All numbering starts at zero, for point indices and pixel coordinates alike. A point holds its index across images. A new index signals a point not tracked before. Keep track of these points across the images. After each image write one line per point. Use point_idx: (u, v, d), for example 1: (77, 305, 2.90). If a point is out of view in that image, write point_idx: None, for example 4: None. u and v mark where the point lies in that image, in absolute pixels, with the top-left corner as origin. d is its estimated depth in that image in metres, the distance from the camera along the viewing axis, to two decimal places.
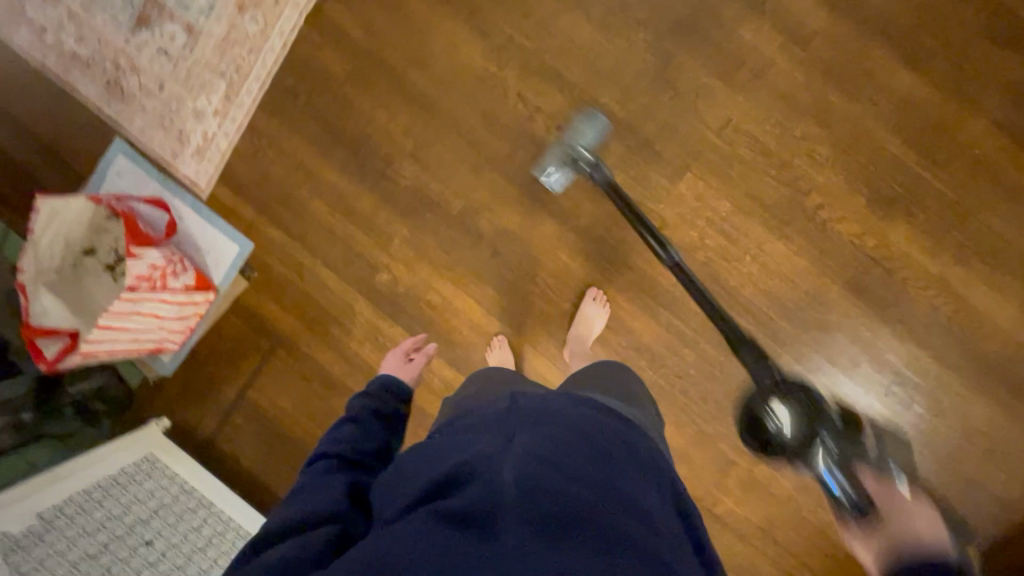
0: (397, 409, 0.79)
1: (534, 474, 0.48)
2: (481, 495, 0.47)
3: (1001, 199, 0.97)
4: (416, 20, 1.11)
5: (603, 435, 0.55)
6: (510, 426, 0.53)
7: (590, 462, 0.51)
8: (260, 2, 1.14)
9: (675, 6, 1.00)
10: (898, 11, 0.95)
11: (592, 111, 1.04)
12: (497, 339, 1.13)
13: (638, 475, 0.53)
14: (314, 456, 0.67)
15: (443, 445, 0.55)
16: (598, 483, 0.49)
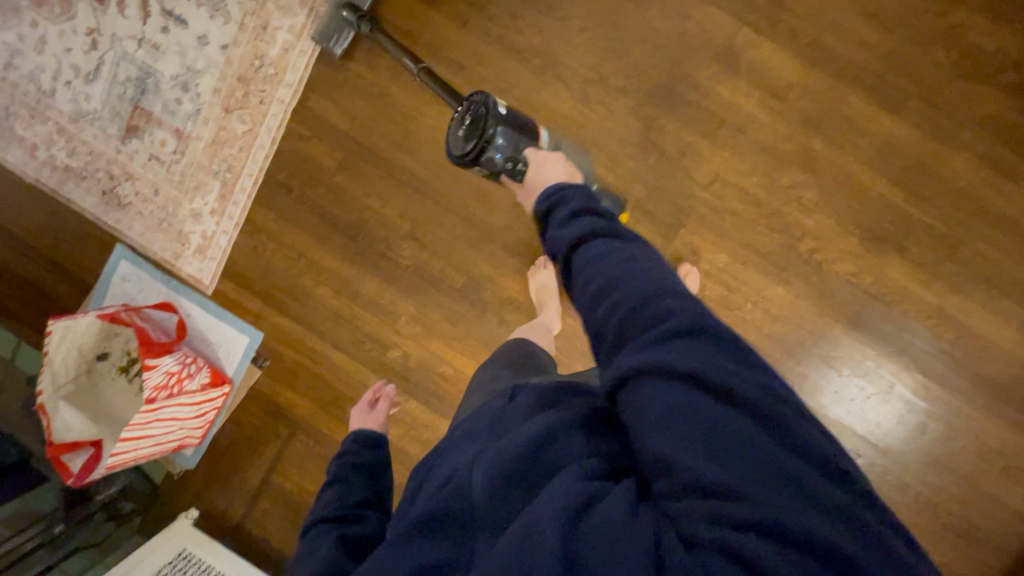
0: (377, 459, 0.80)
1: (487, 464, 0.44)
2: (451, 495, 0.46)
3: (989, 226, 0.99)
4: (399, 106, 1.13)
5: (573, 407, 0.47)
6: (492, 426, 0.51)
7: (548, 435, 0.44)
8: (246, 102, 1.15)
9: (652, 72, 1.02)
10: (868, 56, 0.98)
11: None
12: (542, 259, 1.12)
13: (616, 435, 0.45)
14: (308, 524, 0.70)
15: (441, 453, 0.54)
16: (553, 460, 0.43)
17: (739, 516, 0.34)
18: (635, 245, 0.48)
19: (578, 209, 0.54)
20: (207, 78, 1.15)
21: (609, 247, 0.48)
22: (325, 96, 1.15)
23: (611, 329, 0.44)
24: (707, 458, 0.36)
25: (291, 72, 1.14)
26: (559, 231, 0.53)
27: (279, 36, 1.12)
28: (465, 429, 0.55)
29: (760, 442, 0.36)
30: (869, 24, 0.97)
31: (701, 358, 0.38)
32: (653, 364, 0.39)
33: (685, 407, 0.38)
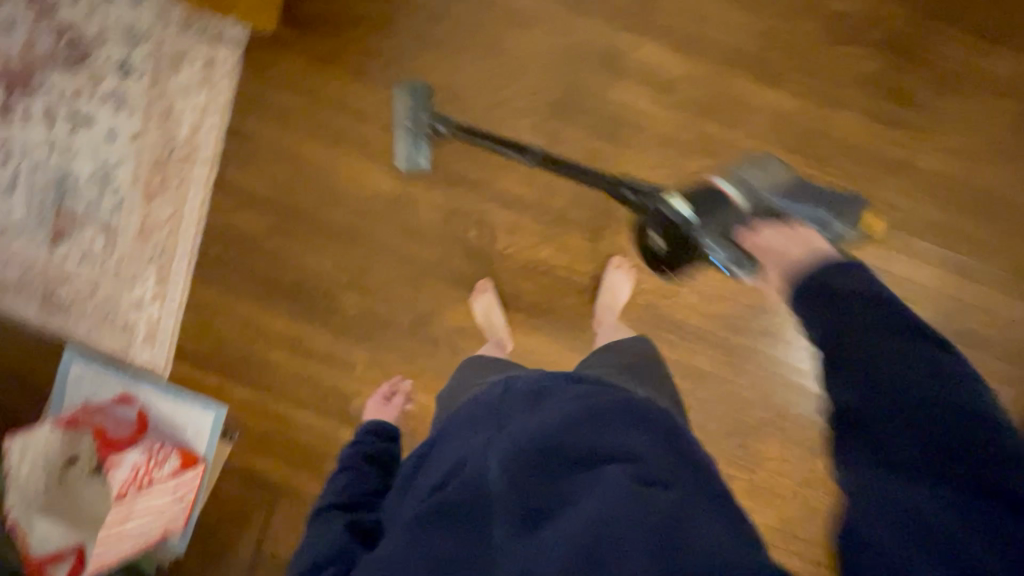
0: (389, 451, 0.83)
1: (517, 458, 0.60)
2: (474, 491, 0.60)
3: (889, 175, 1.04)
4: (311, 161, 1.14)
5: (588, 403, 0.65)
6: (497, 423, 0.68)
7: (581, 431, 0.61)
8: (165, 186, 1.17)
9: (545, 89, 1.06)
10: (743, 39, 1.03)
11: (410, 82, 1.07)
12: (481, 284, 1.12)
13: (636, 432, 0.61)
14: (316, 509, 0.72)
15: (445, 448, 0.70)
16: (580, 449, 0.59)
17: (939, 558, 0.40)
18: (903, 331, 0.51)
19: (845, 287, 0.56)
20: (123, 169, 1.17)
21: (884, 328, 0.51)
22: (238, 165, 1.15)
23: (884, 403, 0.48)
24: (914, 555, 0.41)
25: (203, 149, 1.15)
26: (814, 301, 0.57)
27: (186, 117, 1.14)
28: (464, 424, 0.72)
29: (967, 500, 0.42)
30: (735, 7, 1.03)
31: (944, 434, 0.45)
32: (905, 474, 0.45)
33: (906, 505, 0.43)
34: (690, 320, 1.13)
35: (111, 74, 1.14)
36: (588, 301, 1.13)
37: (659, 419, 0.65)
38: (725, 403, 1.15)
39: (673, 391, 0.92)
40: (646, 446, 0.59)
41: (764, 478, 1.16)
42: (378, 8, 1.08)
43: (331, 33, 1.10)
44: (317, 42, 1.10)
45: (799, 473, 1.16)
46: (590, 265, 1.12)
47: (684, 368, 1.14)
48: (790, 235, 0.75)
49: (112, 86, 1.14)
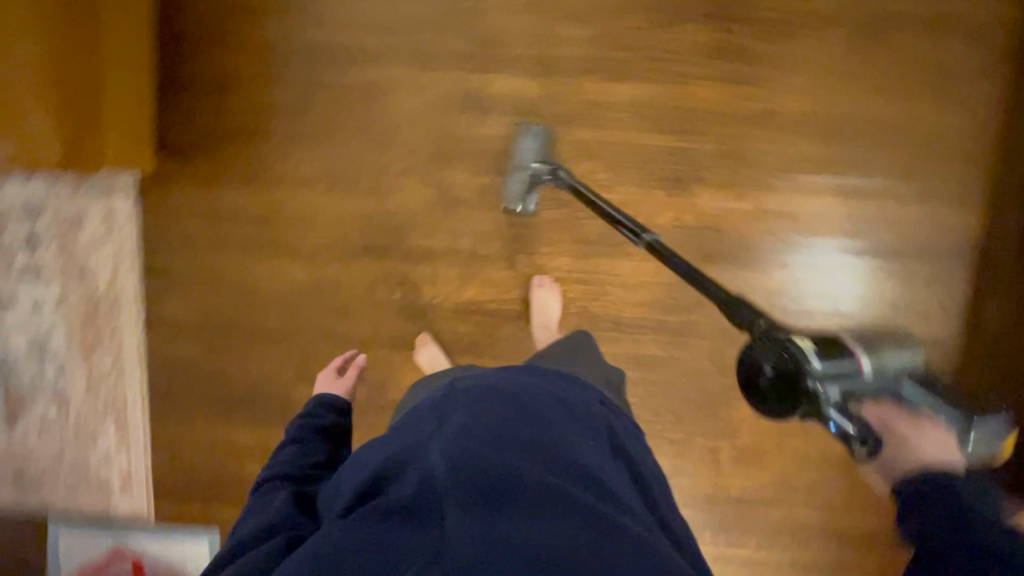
0: (340, 423, 0.87)
1: (468, 453, 0.57)
2: (420, 487, 0.55)
3: (757, 126, 1.09)
4: (230, 274, 1.17)
5: (530, 403, 0.66)
6: (445, 410, 0.64)
7: (533, 433, 0.62)
8: (100, 338, 1.19)
9: (422, 144, 1.12)
10: (584, 46, 1.07)
11: (530, 126, 1.09)
12: (422, 337, 1.15)
13: (583, 443, 0.64)
14: (262, 479, 0.75)
15: (390, 438, 0.64)
16: (532, 453, 0.60)
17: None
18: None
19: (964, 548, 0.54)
20: (56, 335, 1.19)
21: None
22: (164, 300, 1.19)
23: None
24: None
25: (125, 294, 1.18)
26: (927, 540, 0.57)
27: (101, 269, 1.17)
28: (410, 417, 0.67)
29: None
30: (570, 18, 1.07)
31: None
32: None
33: None
34: (624, 313, 1.15)
35: (20, 252, 1.16)
36: (526, 325, 1.16)
37: (586, 416, 0.69)
38: (686, 382, 1.16)
39: (615, 377, 0.94)
40: (585, 451, 0.63)
41: (747, 441, 1.17)
42: (248, 118, 1.12)
43: (212, 153, 1.13)
44: (203, 165, 1.13)
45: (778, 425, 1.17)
46: (515, 290, 1.15)
47: (636, 360, 1.16)
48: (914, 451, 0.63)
49: (24, 262, 1.16)
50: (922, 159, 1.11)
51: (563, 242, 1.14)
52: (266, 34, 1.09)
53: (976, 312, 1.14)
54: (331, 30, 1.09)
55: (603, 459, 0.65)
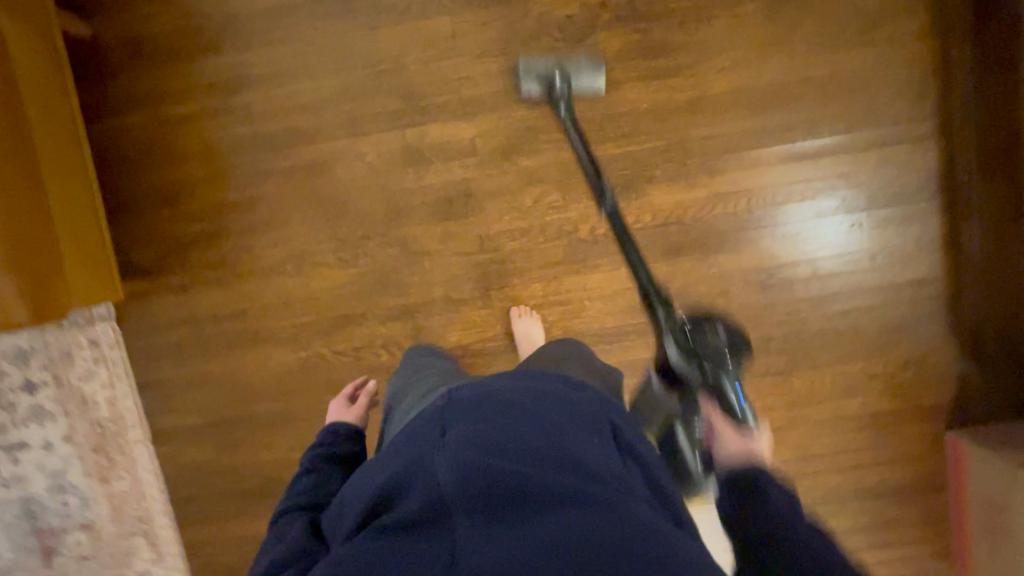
0: (354, 450, 0.85)
1: (474, 458, 0.49)
2: (426, 502, 0.47)
3: (693, 114, 1.10)
4: (220, 373, 1.18)
5: (538, 403, 0.57)
6: (447, 418, 0.55)
7: (545, 433, 0.53)
8: (114, 462, 1.21)
9: (372, 207, 1.12)
10: (505, 77, 1.09)
11: (597, 62, 1.05)
12: None
13: (600, 442, 0.55)
14: (278, 512, 0.72)
15: (390, 453, 0.56)
16: (548, 455, 0.50)
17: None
18: (823, 541, 0.53)
19: (789, 515, 0.55)
20: (73, 468, 1.21)
21: (805, 541, 0.53)
22: (165, 413, 1.21)
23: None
24: None
25: (128, 415, 1.20)
26: (749, 504, 0.57)
27: (100, 396, 1.19)
28: (409, 430, 0.58)
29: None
30: (489, 56, 1.08)
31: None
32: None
33: None
34: (608, 324, 1.14)
35: (20, 397, 1.19)
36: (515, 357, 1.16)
37: (601, 414, 0.60)
38: None
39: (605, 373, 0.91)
40: (606, 452, 0.54)
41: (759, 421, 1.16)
42: (203, 222, 1.14)
43: (176, 263, 1.15)
44: (169, 277, 1.15)
45: (784, 397, 1.17)
46: (497, 327, 1.15)
47: (630, 366, 1.16)
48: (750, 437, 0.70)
49: (27, 406, 1.19)
50: (868, 111, 1.10)
51: (532, 269, 1.14)
52: (200, 139, 1.11)
53: (956, 253, 1.13)
54: (262, 122, 1.10)
55: (625, 462, 0.55)
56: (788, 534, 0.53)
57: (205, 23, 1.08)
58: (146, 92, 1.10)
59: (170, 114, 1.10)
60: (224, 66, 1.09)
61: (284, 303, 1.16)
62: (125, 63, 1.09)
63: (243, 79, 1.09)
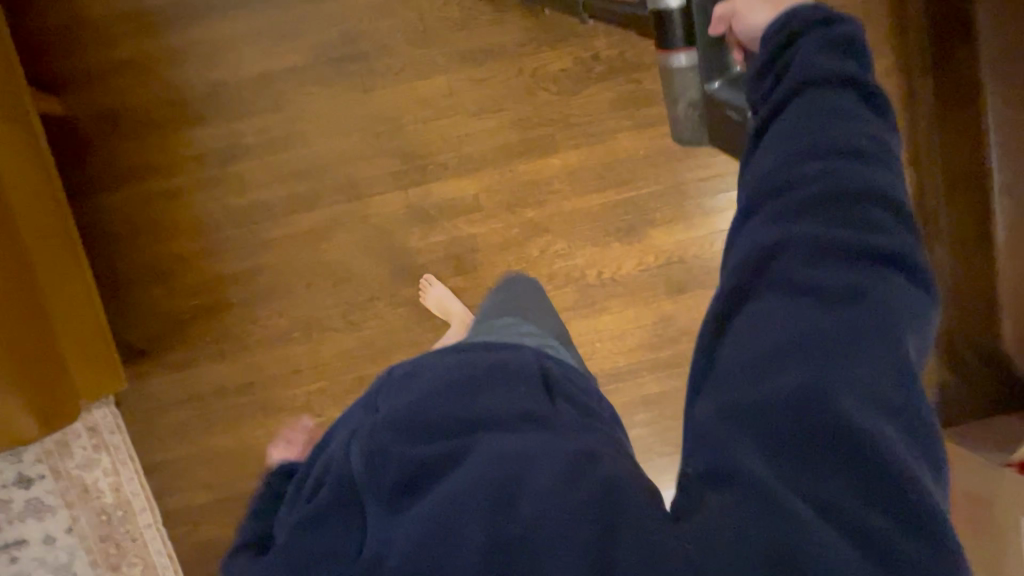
0: None
1: (380, 443, 0.48)
2: (337, 487, 0.48)
3: (688, 158, 1.12)
4: (230, 447, 1.14)
5: (457, 367, 0.54)
6: (378, 400, 0.56)
7: (453, 395, 0.50)
8: (124, 549, 1.16)
9: (379, 269, 1.11)
10: (504, 133, 1.09)
11: None
12: None
13: (515, 386, 0.52)
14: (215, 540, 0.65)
15: (333, 436, 0.59)
16: (450, 417, 0.48)
17: (832, 453, 0.36)
18: (842, 118, 0.46)
19: (813, 58, 0.49)
20: (78, 560, 1.16)
21: (817, 134, 0.45)
22: (175, 494, 1.16)
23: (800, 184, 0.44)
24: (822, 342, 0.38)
25: (135, 499, 1.15)
26: (791, 72, 0.50)
27: (104, 484, 1.14)
28: (353, 412, 0.60)
29: (850, 319, 0.38)
30: (486, 112, 1.08)
31: (840, 248, 0.41)
32: (812, 248, 0.41)
33: (786, 314, 0.40)
34: (619, 363, 1.17)
35: (16, 492, 1.13)
36: None
37: (534, 365, 0.57)
38: None
39: (562, 330, 0.95)
40: (521, 399, 0.50)
41: None
42: (199, 297, 1.09)
43: (175, 340, 1.10)
44: (169, 355, 1.11)
45: None
46: None
47: (645, 402, 1.18)
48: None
49: (23, 502, 1.13)
50: None
51: None
52: (190, 212, 1.07)
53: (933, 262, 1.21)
54: (256, 191, 1.07)
55: (551, 405, 0.51)
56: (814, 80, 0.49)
57: (187, 94, 1.04)
58: (128, 167, 1.05)
59: (156, 189, 1.06)
60: (212, 137, 1.05)
61: (293, 372, 1.12)
62: (103, 139, 1.04)
63: (233, 149, 1.06)
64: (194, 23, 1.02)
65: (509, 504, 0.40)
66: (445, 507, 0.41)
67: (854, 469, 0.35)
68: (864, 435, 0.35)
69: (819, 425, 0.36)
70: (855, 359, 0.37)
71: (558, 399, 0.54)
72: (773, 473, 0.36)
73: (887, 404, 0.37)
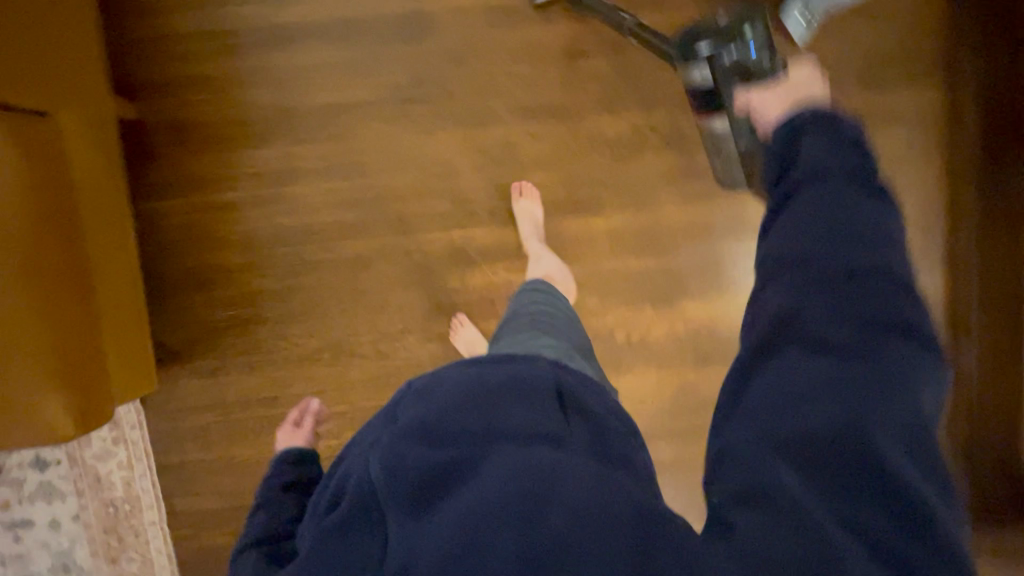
0: (309, 474, 0.81)
1: (399, 454, 0.49)
2: (363, 497, 0.50)
3: (730, 235, 1.14)
4: (244, 457, 1.16)
5: (473, 382, 0.55)
6: (395, 412, 0.58)
7: (465, 409, 0.51)
8: (125, 543, 1.17)
9: (415, 303, 1.13)
10: (554, 188, 1.12)
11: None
12: None
13: (524, 402, 0.52)
14: (237, 548, 0.65)
15: (355, 445, 0.61)
16: (461, 429, 0.50)
17: (858, 488, 0.36)
18: (864, 195, 0.45)
19: (840, 139, 0.47)
20: (80, 548, 1.17)
21: (845, 188, 0.45)
22: (184, 495, 1.18)
23: (822, 246, 0.42)
24: (840, 399, 0.38)
25: (144, 496, 1.17)
26: (796, 165, 0.47)
27: (116, 477, 1.16)
28: (373, 422, 0.62)
29: (869, 376, 0.38)
30: (539, 166, 1.11)
31: (868, 302, 0.40)
32: (833, 312, 0.40)
33: (804, 371, 0.40)
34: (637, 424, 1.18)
35: (31, 473, 1.14)
36: None
37: (546, 382, 0.57)
38: None
39: (587, 345, 0.89)
40: (537, 416, 0.51)
41: None
42: (235, 309, 1.12)
43: (207, 346, 1.13)
44: (200, 360, 1.13)
45: None
46: None
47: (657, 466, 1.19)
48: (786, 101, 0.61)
49: (36, 483, 1.15)
50: None
51: None
52: (240, 227, 1.10)
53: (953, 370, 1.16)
54: (307, 214, 1.10)
55: (565, 421, 0.53)
56: (830, 167, 0.46)
57: (255, 115, 1.07)
58: (188, 176, 1.08)
59: (212, 201, 1.09)
60: (272, 158, 1.08)
61: (316, 391, 1.14)
62: (169, 147, 1.08)
63: (291, 172, 1.09)
64: (272, 49, 1.06)
65: (528, 512, 0.41)
66: (465, 516, 0.43)
67: (877, 504, 0.36)
68: (881, 470, 0.36)
69: (843, 461, 0.37)
70: (877, 404, 0.38)
71: (570, 410, 0.55)
72: (804, 501, 0.36)
73: (911, 446, 0.37)
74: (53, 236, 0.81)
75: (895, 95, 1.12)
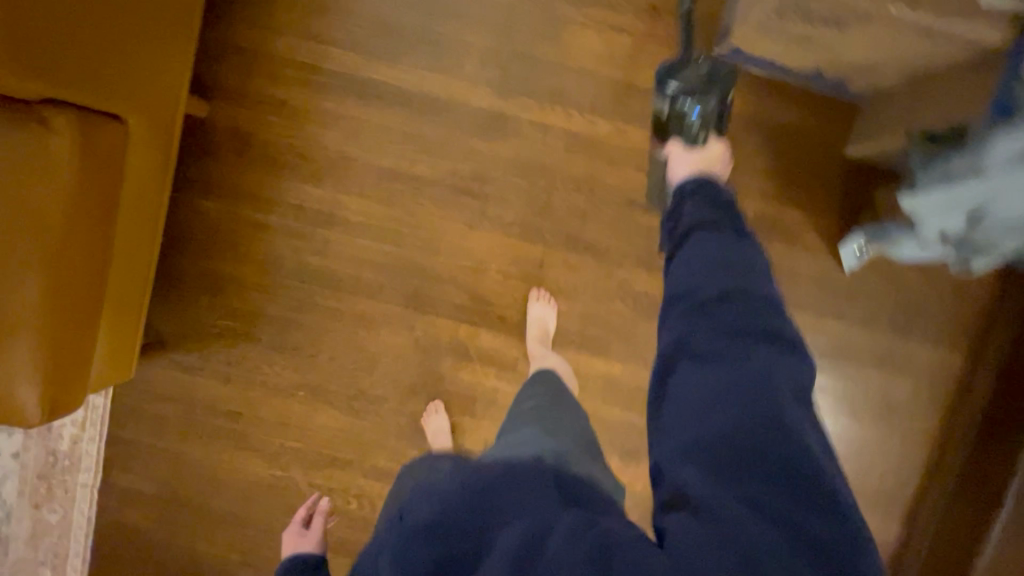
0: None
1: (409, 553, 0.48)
2: None
3: None
4: (193, 457, 1.18)
5: (475, 475, 0.51)
6: (404, 511, 0.55)
7: (467, 499, 0.49)
8: (53, 494, 1.18)
9: (401, 376, 1.14)
10: (569, 319, 1.13)
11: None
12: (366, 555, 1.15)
13: (527, 488, 0.48)
14: None
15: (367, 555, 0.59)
16: (462, 518, 0.48)
17: (758, 480, 0.43)
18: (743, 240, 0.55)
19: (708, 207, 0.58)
20: (9, 483, 1.17)
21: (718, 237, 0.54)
22: (125, 471, 1.19)
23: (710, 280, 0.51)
24: (740, 411, 0.45)
25: (86, 458, 1.18)
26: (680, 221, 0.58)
27: (65, 432, 1.17)
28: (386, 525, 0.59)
29: (757, 388, 0.45)
30: (563, 294, 1.12)
31: (745, 318, 0.49)
32: (726, 333, 0.48)
33: (708, 384, 0.47)
34: None
35: None
36: None
37: (547, 470, 0.51)
38: None
39: (591, 433, 0.82)
40: (542, 497, 0.47)
41: None
42: (233, 321, 1.13)
43: (194, 346, 1.14)
44: (184, 356, 1.15)
45: None
46: None
47: None
48: (702, 159, 0.76)
49: None
50: (867, 473, 1.16)
51: None
52: (266, 249, 1.11)
53: None
54: (331, 260, 1.11)
55: (571, 502, 0.48)
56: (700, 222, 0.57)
57: (317, 154, 1.09)
58: (234, 186, 1.10)
59: (248, 217, 1.10)
60: (318, 198, 1.10)
61: (281, 423, 1.16)
62: (226, 154, 1.09)
63: (331, 218, 1.10)
64: (355, 101, 1.08)
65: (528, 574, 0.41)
66: None
67: (789, 498, 0.42)
68: (790, 465, 0.43)
69: (761, 467, 0.43)
70: (767, 405, 0.45)
71: (574, 501, 0.48)
72: (721, 498, 0.42)
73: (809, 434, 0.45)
74: (88, 245, 0.83)
75: (919, 348, 1.13)
